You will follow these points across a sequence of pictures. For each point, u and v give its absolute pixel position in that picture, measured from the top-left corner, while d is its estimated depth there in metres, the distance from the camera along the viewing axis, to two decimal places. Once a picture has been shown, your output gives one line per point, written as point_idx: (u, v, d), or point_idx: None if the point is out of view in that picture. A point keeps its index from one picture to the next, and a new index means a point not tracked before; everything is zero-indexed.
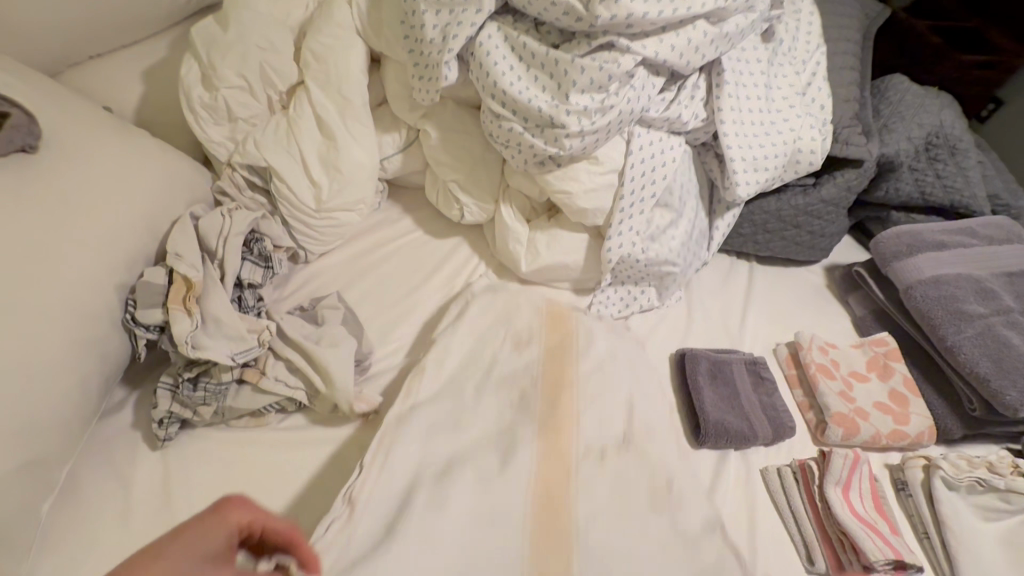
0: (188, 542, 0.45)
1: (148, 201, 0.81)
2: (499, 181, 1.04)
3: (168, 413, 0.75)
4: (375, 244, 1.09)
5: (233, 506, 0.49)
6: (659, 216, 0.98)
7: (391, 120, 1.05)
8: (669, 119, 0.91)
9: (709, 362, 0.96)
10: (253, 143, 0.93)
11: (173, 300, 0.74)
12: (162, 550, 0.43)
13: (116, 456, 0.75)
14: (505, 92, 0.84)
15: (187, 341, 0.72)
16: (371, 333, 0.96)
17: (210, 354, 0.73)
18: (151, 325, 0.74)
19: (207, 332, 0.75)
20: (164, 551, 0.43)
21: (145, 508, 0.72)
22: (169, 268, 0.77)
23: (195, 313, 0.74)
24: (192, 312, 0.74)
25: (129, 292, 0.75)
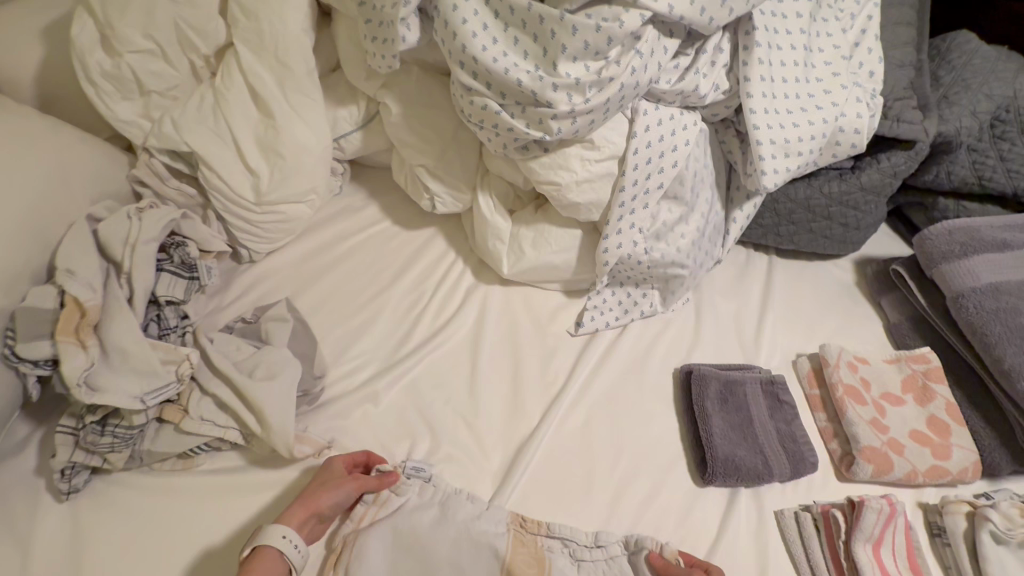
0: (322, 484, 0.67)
1: (33, 201, 0.65)
2: (477, 165, 0.87)
3: (69, 463, 0.63)
4: (333, 238, 0.94)
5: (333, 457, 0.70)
6: (667, 210, 0.82)
7: (346, 89, 0.87)
8: (683, 92, 0.73)
9: (720, 383, 0.83)
10: (171, 122, 0.76)
11: (63, 330, 0.61)
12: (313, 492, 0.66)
13: (15, 510, 0.64)
14: (476, 59, 0.66)
15: (80, 382, 0.59)
16: (326, 348, 0.82)
17: (111, 399, 0.60)
18: (41, 359, 0.60)
19: (109, 366, 0.62)
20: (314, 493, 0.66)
21: (48, 575, 0.61)
22: (60, 288, 0.63)
23: (91, 345, 0.61)
24: (87, 344, 0.61)
25: (9, 320, 0.60)
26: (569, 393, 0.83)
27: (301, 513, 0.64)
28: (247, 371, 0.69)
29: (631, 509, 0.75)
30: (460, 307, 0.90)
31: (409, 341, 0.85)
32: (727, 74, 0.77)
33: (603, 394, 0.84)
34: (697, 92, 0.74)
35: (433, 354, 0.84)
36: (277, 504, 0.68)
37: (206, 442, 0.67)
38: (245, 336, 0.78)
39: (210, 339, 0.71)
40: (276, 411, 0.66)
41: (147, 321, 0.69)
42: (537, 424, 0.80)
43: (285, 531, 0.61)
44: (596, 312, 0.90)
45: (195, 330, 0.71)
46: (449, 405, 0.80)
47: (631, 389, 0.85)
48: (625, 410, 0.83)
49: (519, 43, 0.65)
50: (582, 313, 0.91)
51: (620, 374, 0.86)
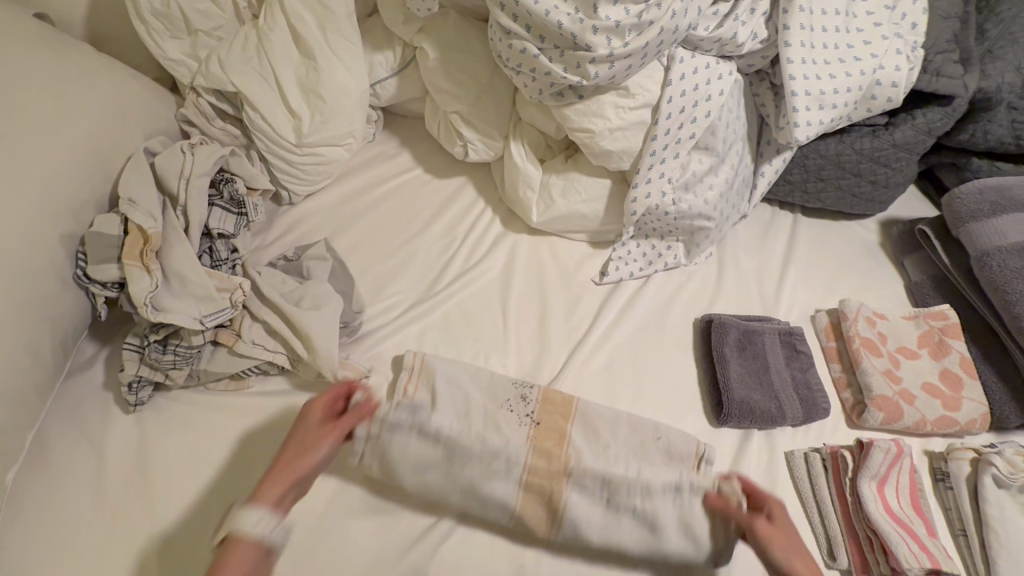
0: (302, 437, 0.67)
1: (94, 133, 0.69)
2: (510, 113, 0.89)
3: (137, 377, 0.69)
4: (368, 183, 0.97)
5: (313, 404, 0.69)
6: (697, 161, 0.83)
7: (383, 34, 0.88)
8: (720, 39, 0.73)
9: (739, 332, 0.86)
10: (217, 62, 0.78)
11: (129, 254, 0.65)
12: (290, 452, 0.66)
13: (89, 418, 0.70)
14: (517, 1, 0.66)
15: (147, 302, 0.64)
16: (362, 287, 0.86)
17: (174, 318, 0.65)
18: (108, 282, 0.65)
19: (171, 291, 0.67)
20: (292, 450, 0.66)
21: (120, 475, 0.68)
22: (124, 216, 0.67)
23: (154, 270, 0.65)
24: (151, 268, 0.65)
25: (79, 244, 0.65)
26: (592, 337, 0.87)
27: (269, 492, 0.62)
28: (292, 302, 0.74)
29: None
30: (488, 253, 0.93)
31: (440, 283, 0.89)
32: (766, 22, 0.76)
33: (625, 339, 0.88)
34: (734, 40, 0.74)
35: (464, 296, 0.88)
36: None
37: (258, 364, 0.72)
38: (289, 272, 0.83)
39: (257, 272, 0.76)
40: (320, 338, 0.71)
41: (201, 252, 0.73)
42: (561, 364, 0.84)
43: (256, 518, 0.59)
44: (621, 262, 0.93)
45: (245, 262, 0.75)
46: (478, 343, 0.84)
47: (651, 335, 0.89)
48: (645, 355, 0.86)
49: None
50: (608, 262, 0.93)
51: (643, 322, 0.90)
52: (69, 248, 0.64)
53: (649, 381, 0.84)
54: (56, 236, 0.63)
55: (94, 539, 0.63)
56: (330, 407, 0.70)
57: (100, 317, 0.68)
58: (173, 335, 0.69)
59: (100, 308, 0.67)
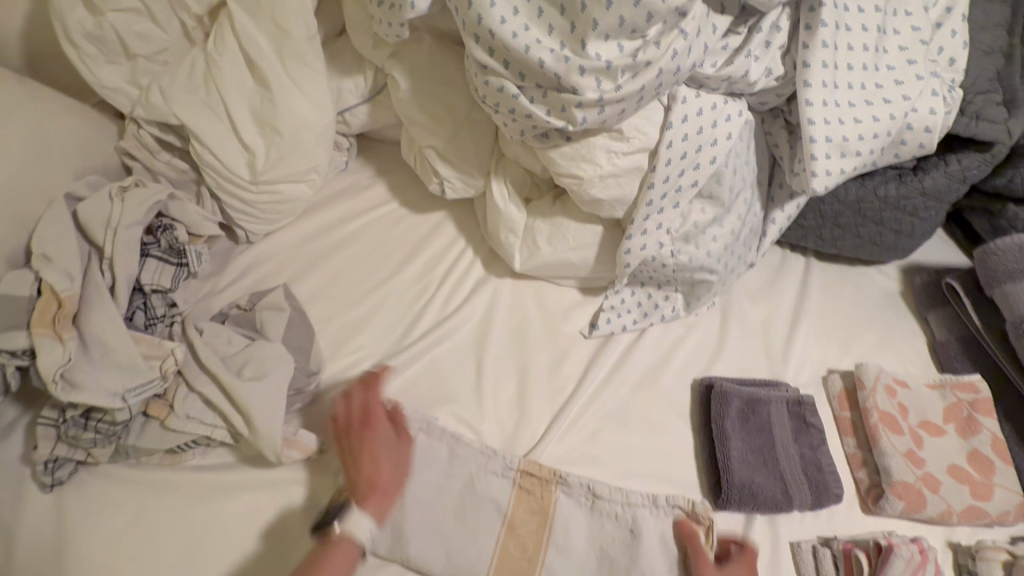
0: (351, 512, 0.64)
1: (7, 177, 0.60)
2: (493, 148, 0.79)
3: (53, 456, 0.61)
4: (336, 219, 0.88)
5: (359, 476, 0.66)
6: (700, 210, 0.74)
7: (353, 57, 0.79)
8: (729, 78, 0.64)
9: (743, 400, 0.77)
10: (159, 91, 0.69)
11: (40, 321, 0.57)
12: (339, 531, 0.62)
13: (1, 497, 0.62)
14: (493, 34, 0.57)
15: (57, 377, 0.56)
16: (324, 341, 0.78)
17: (90, 396, 0.57)
18: (20, 350, 0.56)
19: (90, 361, 0.58)
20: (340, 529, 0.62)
21: (32, 568, 0.59)
22: (38, 274, 0.58)
23: (69, 339, 0.57)
24: (65, 337, 0.57)
25: None
26: (579, 401, 0.77)
27: (374, 499, 0.64)
28: (236, 368, 0.66)
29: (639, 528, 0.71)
30: (466, 300, 0.84)
31: (411, 335, 0.80)
32: (783, 57, 0.66)
33: (614, 404, 0.79)
34: (746, 78, 0.64)
35: (437, 351, 0.79)
36: (264, 506, 0.65)
37: (195, 439, 0.64)
38: (239, 325, 0.74)
39: (198, 331, 0.67)
40: (264, 412, 0.62)
41: (133, 309, 0.65)
42: (543, 433, 0.75)
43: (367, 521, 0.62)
44: (613, 314, 0.84)
45: (184, 320, 0.67)
46: (450, 407, 0.75)
47: (645, 399, 0.79)
48: (637, 423, 0.77)
49: (543, 16, 0.57)
50: (598, 314, 0.84)
51: (636, 383, 0.80)
52: None
53: (641, 454, 0.75)
54: None
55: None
56: (338, 425, 0.68)
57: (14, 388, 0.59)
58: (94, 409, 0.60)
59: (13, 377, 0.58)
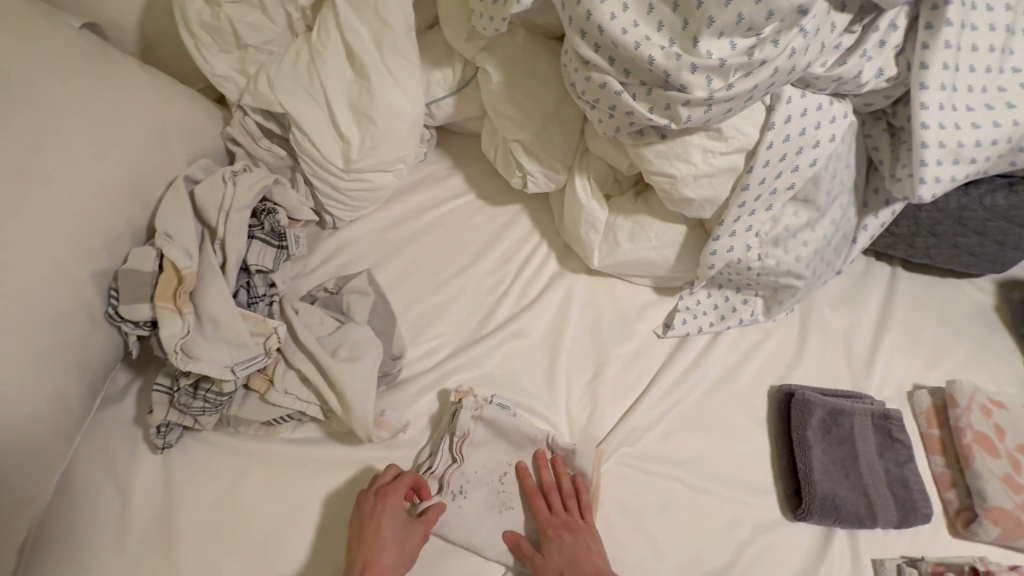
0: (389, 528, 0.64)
1: (134, 160, 0.64)
2: (577, 143, 0.79)
3: (165, 421, 0.66)
4: (416, 208, 0.89)
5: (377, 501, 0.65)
6: (792, 214, 0.72)
7: (443, 49, 0.80)
8: (839, 78, 0.62)
9: (825, 411, 0.75)
10: (266, 81, 0.73)
11: (162, 295, 0.61)
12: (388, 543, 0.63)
13: (116, 457, 0.66)
14: (601, 30, 0.57)
15: (177, 349, 0.60)
16: (404, 326, 0.80)
17: (205, 367, 0.61)
18: (140, 321, 0.61)
19: (203, 334, 0.63)
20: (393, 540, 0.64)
21: (145, 523, 0.64)
22: (159, 251, 0.63)
23: (188, 313, 0.62)
24: (183, 312, 0.61)
25: (113, 280, 0.61)
26: (653, 401, 0.77)
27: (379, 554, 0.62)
28: (328, 348, 0.68)
29: (712, 532, 0.70)
30: (540, 294, 0.84)
31: (487, 326, 0.81)
32: (897, 57, 0.63)
33: (687, 406, 0.78)
34: (857, 79, 0.62)
35: (512, 343, 0.80)
36: (350, 481, 0.68)
37: (293, 411, 0.67)
38: (327, 306, 0.77)
39: (295, 311, 0.70)
40: (356, 393, 0.65)
41: (238, 287, 0.69)
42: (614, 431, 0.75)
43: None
44: (688, 315, 0.83)
45: (282, 299, 0.70)
46: (524, 399, 0.76)
47: (720, 404, 0.78)
48: (711, 428, 0.76)
49: (654, 11, 0.56)
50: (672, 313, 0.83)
51: (711, 387, 0.79)
52: (102, 284, 0.60)
53: (716, 459, 0.74)
54: (89, 274, 0.59)
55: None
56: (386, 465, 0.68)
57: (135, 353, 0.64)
58: (204, 379, 0.64)
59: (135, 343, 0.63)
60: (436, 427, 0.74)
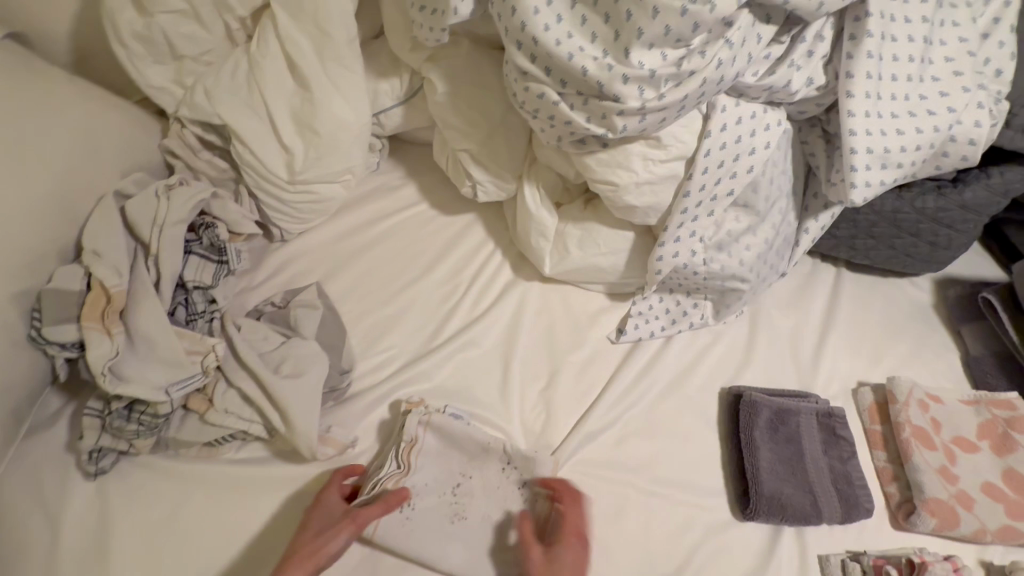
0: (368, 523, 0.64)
1: (60, 176, 0.61)
2: (526, 151, 0.80)
3: (97, 446, 0.63)
4: (368, 219, 0.88)
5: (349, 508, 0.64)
6: (734, 219, 0.74)
7: (389, 60, 0.80)
8: (770, 88, 0.63)
9: (771, 411, 0.76)
10: (204, 92, 0.71)
11: (89, 315, 0.59)
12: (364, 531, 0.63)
13: (46, 486, 0.63)
14: (536, 41, 0.57)
15: (105, 371, 0.58)
16: (355, 339, 0.79)
17: (137, 388, 0.59)
18: (68, 342, 0.59)
19: (136, 355, 0.61)
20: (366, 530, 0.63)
21: (76, 554, 0.61)
22: (87, 269, 0.61)
23: (117, 333, 0.60)
24: (113, 332, 0.59)
25: (36, 301, 0.59)
26: (607, 407, 0.78)
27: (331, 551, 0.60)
28: (271, 365, 0.67)
29: (665, 535, 0.71)
30: (494, 303, 0.84)
31: (440, 336, 0.81)
32: (825, 66, 0.66)
33: (640, 410, 0.78)
34: (788, 88, 0.64)
35: (465, 353, 0.79)
36: (296, 501, 0.67)
37: (235, 431, 0.65)
38: (274, 322, 0.75)
39: (236, 327, 0.68)
40: (300, 410, 0.64)
41: (175, 305, 0.67)
42: (569, 439, 0.75)
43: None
44: (641, 319, 0.84)
45: (223, 316, 0.68)
46: (478, 409, 0.76)
47: (672, 407, 0.79)
48: (664, 432, 0.77)
49: (587, 23, 0.57)
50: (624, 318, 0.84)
51: (664, 391, 0.80)
52: (24, 305, 0.58)
53: (669, 463, 0.75)
54: (9, 295, 0.56)
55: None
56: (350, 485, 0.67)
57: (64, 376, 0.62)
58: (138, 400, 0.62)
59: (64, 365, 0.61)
60: (388, 441, 0.72)
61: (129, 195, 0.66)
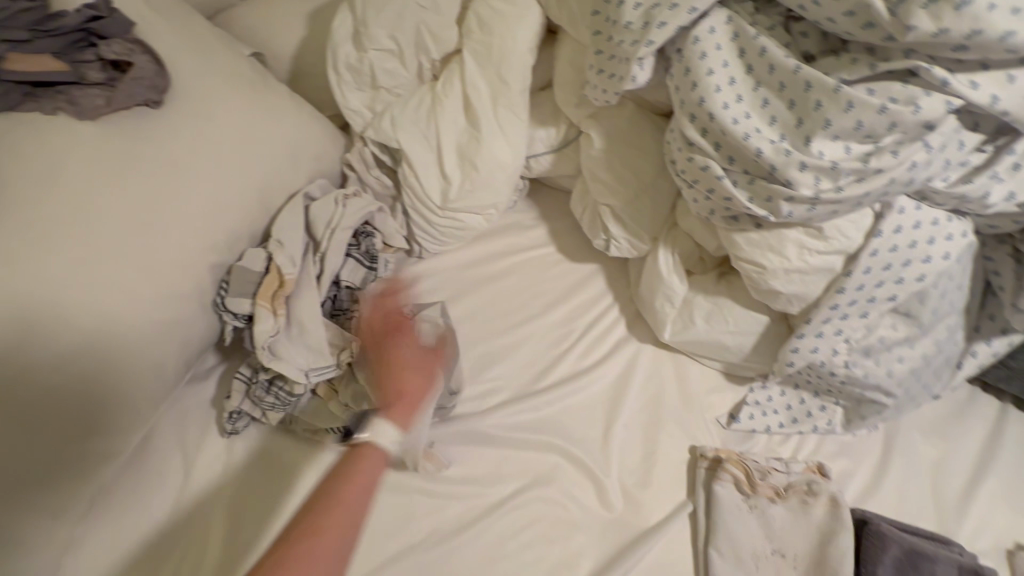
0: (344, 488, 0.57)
1: (266, 173, 0.71)
2: (666, 215, 0.80)
3: (238, 408, 0.71)
4: (498, 251, 0.93)
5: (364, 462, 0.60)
6: (889, 325, 0.67)
7: (551, 111, 0.85)
8: (963, 196, 0.58)
9: (903, 551, 0.67)
10: (390, 119, 0.80)
11: (263, 294, 0.67)
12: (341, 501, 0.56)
13: (188, 435, 0.71)
14: (712, 117, 0.58)
15: (264, 346, 0.66)
16: (466, 362, 0.82)
17: (284, 368, 0.66)
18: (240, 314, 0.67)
19: (289, 337, 0.68)
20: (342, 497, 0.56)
21: (198, 503, 0.68)
22: (269, 254, 0.70)
23: (281, 315, 0.67)
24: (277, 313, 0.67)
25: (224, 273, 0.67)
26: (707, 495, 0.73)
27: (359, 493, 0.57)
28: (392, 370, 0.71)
29: None
30: (605, 357, 0.84)
31: (545, 377, 0.81)
32: None
33: (740, 506, 0.71)
34: (983, 199, 0.58)
35: (568, 401, 0.79)
36: (388, 505, 0.70)
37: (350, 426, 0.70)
38: None
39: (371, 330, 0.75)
40: (413, 420, 0.68)
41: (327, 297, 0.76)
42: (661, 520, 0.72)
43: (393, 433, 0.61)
44: (757, 410, 0.78)
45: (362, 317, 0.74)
46: (570, 460, 0.75)
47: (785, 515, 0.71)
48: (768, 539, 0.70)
49: (768, 106, 0.57)
50: (729, 456, 0.74)
51: (773, 496, 0.71)
52: (216, 277, 0.67)
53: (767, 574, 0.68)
54: (209, 267, 0.65)
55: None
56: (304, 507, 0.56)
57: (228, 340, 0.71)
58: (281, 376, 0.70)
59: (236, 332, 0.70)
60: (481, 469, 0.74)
61: (312, 198, 0.76)
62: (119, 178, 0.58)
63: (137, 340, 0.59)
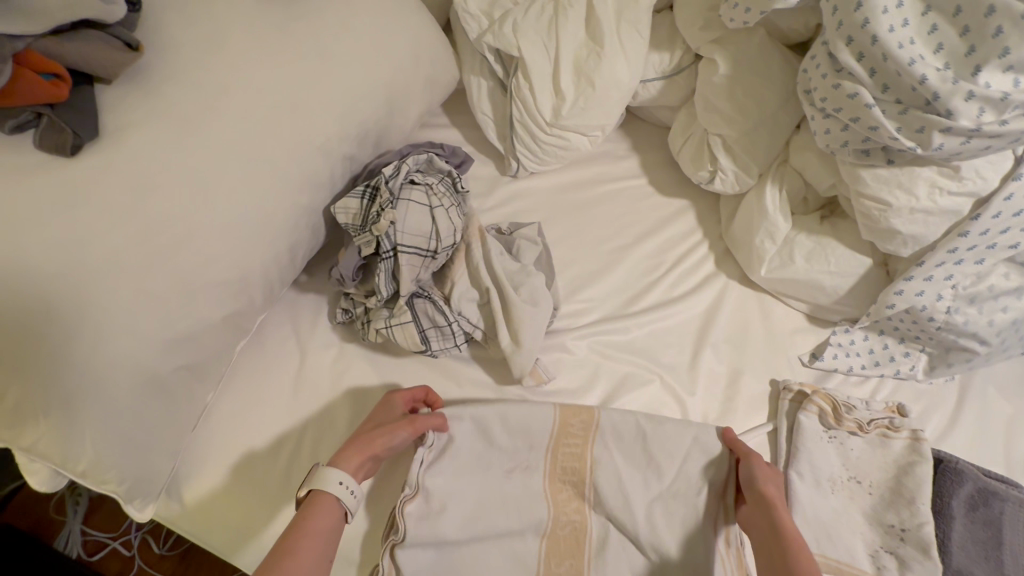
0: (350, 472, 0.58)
1: (394, 70, 0.69)
2: (778, 152, 0.80)
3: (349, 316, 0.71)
4: (592, 178, 0.91)
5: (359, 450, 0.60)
6: (1001, 275, 0.69)
7: (669, 35, 0.83)
8: None
9: (975, 488, 0.70)
10: (510, 25, 0.79)
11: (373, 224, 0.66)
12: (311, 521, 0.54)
13: (300, 322, 0.74)
14: (875, 38, 0.57)
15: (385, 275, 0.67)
16: (558, 280, 0.82)
17: (405, 276, 0.67)
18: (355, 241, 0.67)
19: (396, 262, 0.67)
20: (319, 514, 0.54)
21: (317, 382, 0.70)
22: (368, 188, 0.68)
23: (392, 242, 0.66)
24: (385, 234, 0.66)
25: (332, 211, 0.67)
26: (790, 426, 0.74)
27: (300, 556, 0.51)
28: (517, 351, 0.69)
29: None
30: (696, 289, 0.84)
31: (638, 303, 0.82)
32: None
33: (818, 435, 0.73)
34: None
35: (658, 325, 0.80)
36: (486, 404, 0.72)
37: (458, 347, 0.70)
38: (500, 245, 0.79)
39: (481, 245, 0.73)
40: (529, 335, 0.69)
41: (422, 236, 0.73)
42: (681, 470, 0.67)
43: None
44: (840, 351, 0.79)
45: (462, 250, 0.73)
46: (660, 382, 0.77)
47: (860, 447, 0.73)
48: (854, 477, 0.72)
49: (937, 33, 0.56)
50: (815, 390, 0.76)
51: (853, 430, 0.73)
52: (345, 171, 0.68)
53: None
54: (339, 155, 0.66)
55: (271, 454, 0.66)
56: None
57: (349, 225, 0.67)
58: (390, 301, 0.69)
59: (398, 176, 0.69)
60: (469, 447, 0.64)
61: (406, 155, 0.73)
62: (267, 55, 0.60)
63: (270, 212, 0.59)
